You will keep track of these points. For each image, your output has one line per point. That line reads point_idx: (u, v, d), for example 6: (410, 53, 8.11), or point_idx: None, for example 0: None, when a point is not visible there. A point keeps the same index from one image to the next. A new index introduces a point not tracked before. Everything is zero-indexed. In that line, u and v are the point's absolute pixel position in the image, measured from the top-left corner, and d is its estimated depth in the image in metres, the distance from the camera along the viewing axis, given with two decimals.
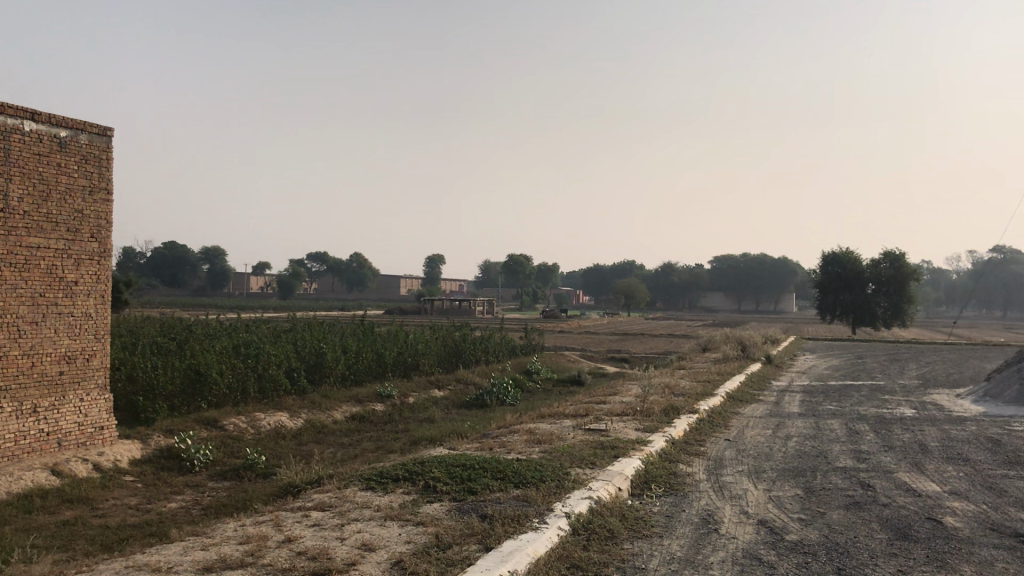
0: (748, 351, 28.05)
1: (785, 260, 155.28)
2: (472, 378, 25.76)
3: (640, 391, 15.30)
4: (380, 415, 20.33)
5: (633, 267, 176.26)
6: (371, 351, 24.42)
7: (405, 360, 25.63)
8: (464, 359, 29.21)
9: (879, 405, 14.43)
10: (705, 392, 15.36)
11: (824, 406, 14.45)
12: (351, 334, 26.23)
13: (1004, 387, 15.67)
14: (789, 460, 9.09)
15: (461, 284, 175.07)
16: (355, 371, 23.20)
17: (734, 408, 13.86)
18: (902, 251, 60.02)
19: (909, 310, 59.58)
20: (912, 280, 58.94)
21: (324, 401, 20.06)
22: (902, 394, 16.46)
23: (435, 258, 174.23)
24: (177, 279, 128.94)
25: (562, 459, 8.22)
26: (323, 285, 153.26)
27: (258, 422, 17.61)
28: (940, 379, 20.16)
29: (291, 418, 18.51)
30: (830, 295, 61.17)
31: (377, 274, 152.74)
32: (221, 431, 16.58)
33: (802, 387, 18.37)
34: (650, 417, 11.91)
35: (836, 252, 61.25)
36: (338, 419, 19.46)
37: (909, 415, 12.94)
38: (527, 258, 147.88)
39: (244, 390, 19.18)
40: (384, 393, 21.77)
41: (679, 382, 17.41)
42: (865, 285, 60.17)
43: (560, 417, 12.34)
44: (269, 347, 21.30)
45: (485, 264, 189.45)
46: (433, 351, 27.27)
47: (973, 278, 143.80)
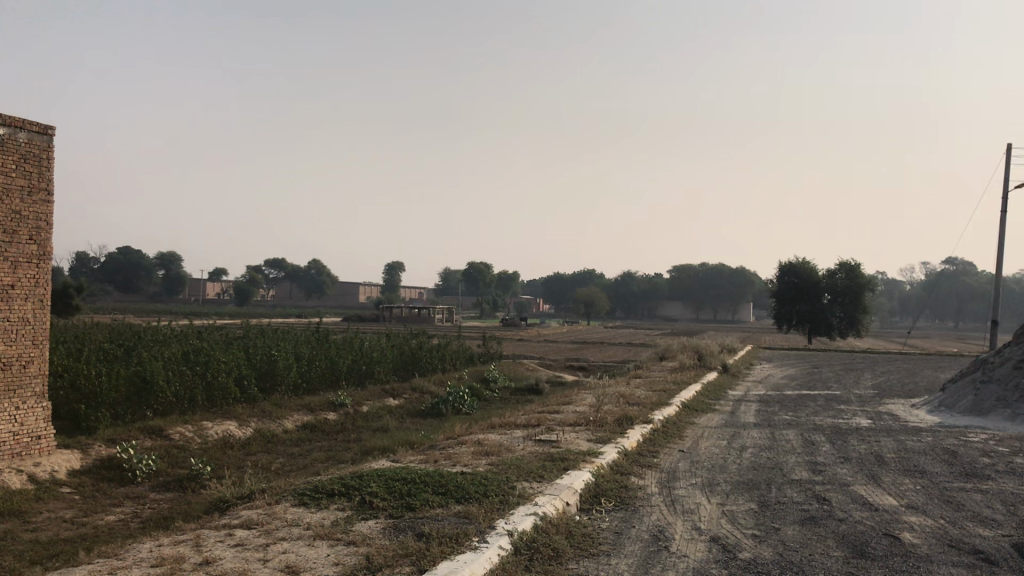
0: (705, 360, 28.03)
1: (743, 270, 156.80)
2: (428, 387, 25.42)
3: (594, 400, 15.11)
4: (333, 425, 19.92)
5: (593, 276, 176.84)
6: (324, 360, 23.98)
7: (360, 368, 25.22)
8: (420, 368, 28.85)
9: (834, 415, 14.39)
10: (661, 402, 15.21)
11: (780, 416, 14.35)
12: (304, 341, 25.75)
13: (958, 397, 15.76)
14: (743, 473, 8.91)
15: (421, 292, 174.20)
16: (308, 379, 22.76)
17: (689, 419, 13.71)
18: (858, 261, 60.72)
19: (863, 320, 60.26)
20: (866, 290, 59.68)
21: (275, 410, 19.60)
22: (858, 404, 16.46)
23: (395, 266, 173.37)
24: (130, 284, 126.55)
25: (509, 473, 7.97)
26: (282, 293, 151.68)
27: (205, 432, 17.12)
28: (895, 388, 20.24)
29: (240, 428, 18.04)
30: (787, 304, 61.61)
31: (336, 282, 151.49)
32: (165, 441, 16.06)
33: (758, 396, 18.32)
34: (603, 428, 11.70)
35: (793, 262, 61.78)
36: (289, 428, 19.03)
37: (865, 425, 12.90)
38: (487, 266, 147.54)
39: (192, 398, 18.66)
40: (337, 402, 21.35)
41: (634, 391, 17.24)
42: (821, 295, 60.72)
43: (512, 428, 12.10)
44: (220, 354, 20.79)
45: (446, 272, 188.78)
46: (388, 359, 26.90)
47: (926, 288, 146.28)
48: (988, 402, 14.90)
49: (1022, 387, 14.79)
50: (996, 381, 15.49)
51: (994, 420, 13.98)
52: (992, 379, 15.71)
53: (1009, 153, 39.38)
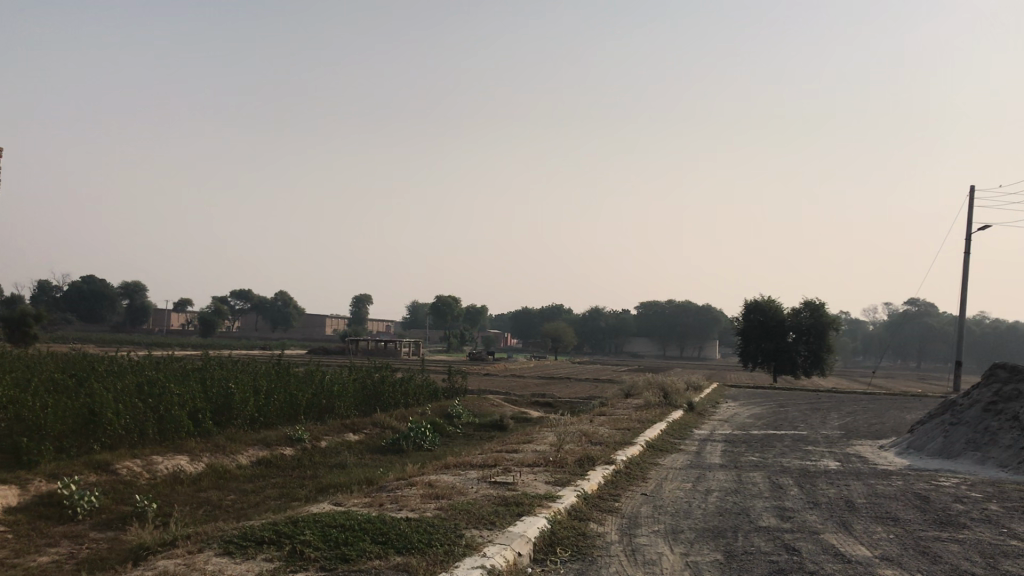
0: (670, 398, 27.62)
1: (710, 308, 157.65)
2: (389, 422, 24.87)
3: (555, 438, 14.71)
4: (289, 461, 19.30)
5: (561, 310, 176.89)
6: (283, 394, 23.38)
7: (319, 403, 24.62)
8: (381, 403, 28.23)
9: (801, 456, 14.10)
10: (624, 441, 14.85)
11: (747, 456, 13.99)
12: (263, 374, 25.11)
13: (927, 439, 15.50)
14: (708, 519, 8.53)
15: (388, 325, 173.11)
16: (265, 413, 22.12)
17: (653, 459, 13.35)
18: (822, 300, 61.13)
19: (828, 359, 60.48)
20: (831, 329, 60.02)
21: (229, 444, 18.97)
22: (826, 445, 16.16)
23: (362, 298, 172.45)
24: (93, 313, 124.69)
25: (458, 519, 7.54)
26: (247, 323, 150.28)
27: (154, 467, 16.47)
28: (862, 429, 19.97)
29: (191, 462, 17.39)
30: (752, 342, 61.65)
31: (302, 313, 150.21)
32: (111, 476, 15.41)
33: (724, 435, 17.99)
34: (563, 469, 11.31)
35: (759, 300, 61.88)
36: (243, 464, 18.39)
37: (833, 468, 12.61)
38: (455, 299, 147.05)
39: (142, 431, 17.98)
40: (294, 436, 20.75)
41: (598, 429, 16.84)
42: (787, 333, 60.87)
43: (468, 468, 11.68)
44: (174, 386, 20.14)
45: (413, 305, 187.87)
46: (349, 393, 26.30)
47: (889, 328, 147.81)
48: (957, 445, 14.70)
49: (991, 430, 14.65)
50: (965, 425, 15.33)
51: (965, 463, 13.75)
52: (961, 422, 15.55)
53: (972, 196, 39.80)
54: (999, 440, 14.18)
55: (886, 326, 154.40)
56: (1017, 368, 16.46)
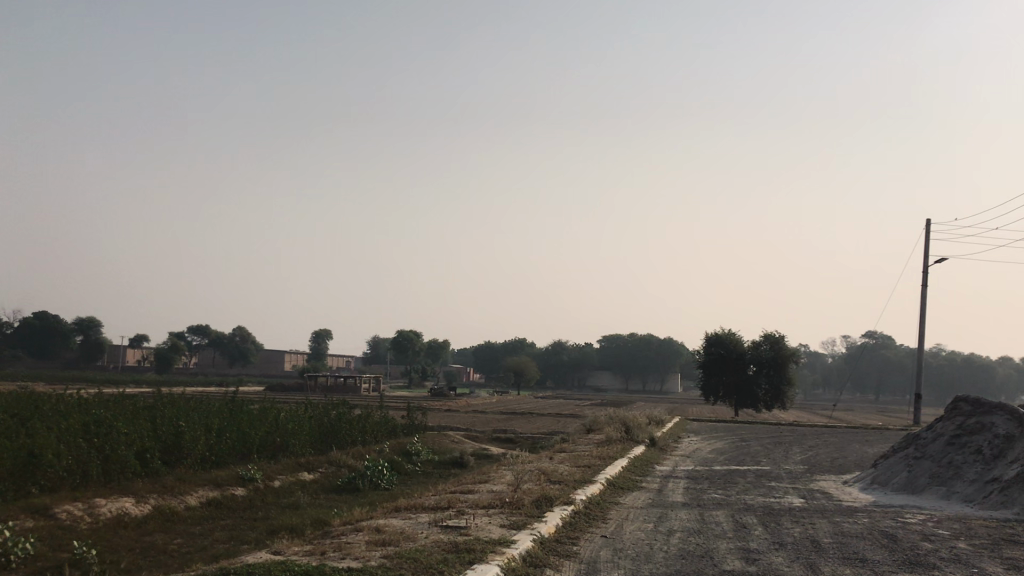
0: (631, 433, 27.30)
1: (671, 342, 158.21)
2: (346, 461, 24.30)
3: (512, 478, 14.34)
4: (240, 501, 18.66)
5: (523, 344, 176.44)
6: (236, 431, 22.76)
7: (273, 441, 23.99)
8: (338, 441, 27.62)
9: (764, 493, 13.85)
10: (584, 479, 14.52)
11: (709, 494, 13.73)
12: (215, 411, 24.46)
13: (890, 474, 15.37)
14: (670, 563, 8.23)
15: (348, 360, 171.34)
16: (217, 452, 21.47)
17: (614, 498, 13.04)
18: (782, 333, 61.38)
19: (788, 392, 60.67)
20: (791, 361, 60.22)
21: (177, 484, 18.31)
22: (789, 480, 15.96)
23: (323, 333, 170.78)
24: (46, 350, 121.94)
25: (406, 568, 7.15)
26: (204, 360, 148.05)
27: (97, 510, 15.80)
28: (824, 464, 19.82)
29: (137, 505, 16.71)
30: (713, 376, 61.70)
31: (260, 349, 148.24)
32: (49, 521, 14.73)
33: (686, 472, 17.74)
34: (520, 510, 10.96)
35: (719, 333, 62.01)
36: (193, 505, 17.75)
37: (796, 505, 12.37)
38: (417, 333, 146.04)
39: (85, 473, 17.30)
40: (246, 476, 20.12)
41: (557, 467, 16.49)
42: (747, 366, 60.97)
43: (420, 511, 11.31)
44: (122, 425, 19.45)
45: (375, 341, 186.45)
46: (305, 431, 25.68)
47: (847, 360, 149.33)
48: (921, 480, 14.58)
49: (955, 464, 14.56)
50: (929, 458, 15.24)
51: (929, 499, 13.61)
52: (924, 456, 15.45)
53: (928, 229, 40.34)
54: (964, 475, 14.08)
55: (845, 359, 155.98)
56: (979, 401, 16.43)
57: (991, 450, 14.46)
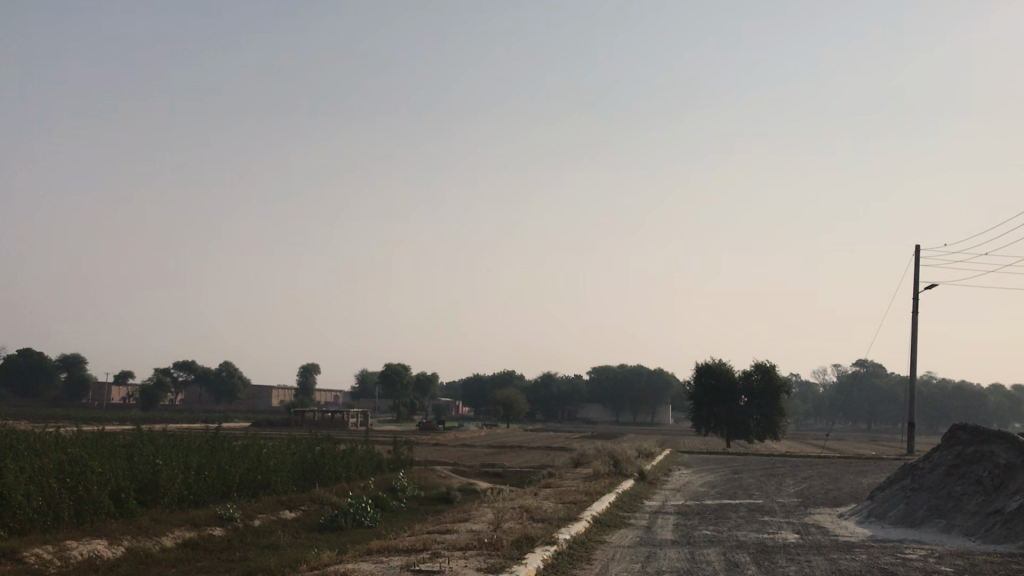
0: (620, 467, 26.81)
1: (661, 373, 157.73)
2: (328, 498, 23.73)
3: (494, 516, 13.91)
4: (218, 542, 18.06)
5: (512, 377, 175.45)
6: (215, 468, 22.17)
7: (254, 478, 23.42)
8: (321, 478, 27.02)
9: (757, 528, 13.42)
10: (570, 516, 14.06)
11: (700, 530, 13.31)
12: (194, 448, 23.83)
13: (888, 506, 14.93)
14: None
15: (336, 394, 170.01)
16: (195, 491, 20.89)
17: (599, 536, 12.63)
18: (772, 363, 61.01)
19: (780, 423, 60.22)
20: (781, 392, 59.87)
21: (153, 525, 17.72)
22: (784, 514, 15.49)
23: (310, 368, 169.62)
24: (31, 389, 120.27)
25: None
26: (191, 396, 146.86)
27: (68, 553, 15.23)
28: (820, 496, 19.32)
29: (109, 547, 16.13)
30: (705, 407, 61.26)
31: (246, 384, 146.98)
32: (16, 565, 14.15)
33: (677, 507, 17.27)
34: (500, 552, 10.53)
35: (709, 363, 61.63)
36: (168, 546, 17.16)
37: (791, 541, 11.93)
38: (405, 367, 144.79)
39: (56, 515, 16.74)
40: (225, 515, 19.53)
41: (542, 503, 16.02)
42: (738, 397, 60.63)
43: (393, 555, 10.93)
44: (97, 463, 18.86)
45: (363, 375, 185.18)
46: (286, 468, 25.09)
47: (839, 390, 148.88)
48: (920, 512, 14.17)
49: (954, 496, 14.16)
50: (927, 490, 14.84)
51: (928, 532, 13.18)
52: (923, 487, 15.04)
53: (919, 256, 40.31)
54: (965, 507, 13.70)
55: (836, 389, 155.54)
56: (978, 429, 16.04)
57: (992, 481, 14.08)
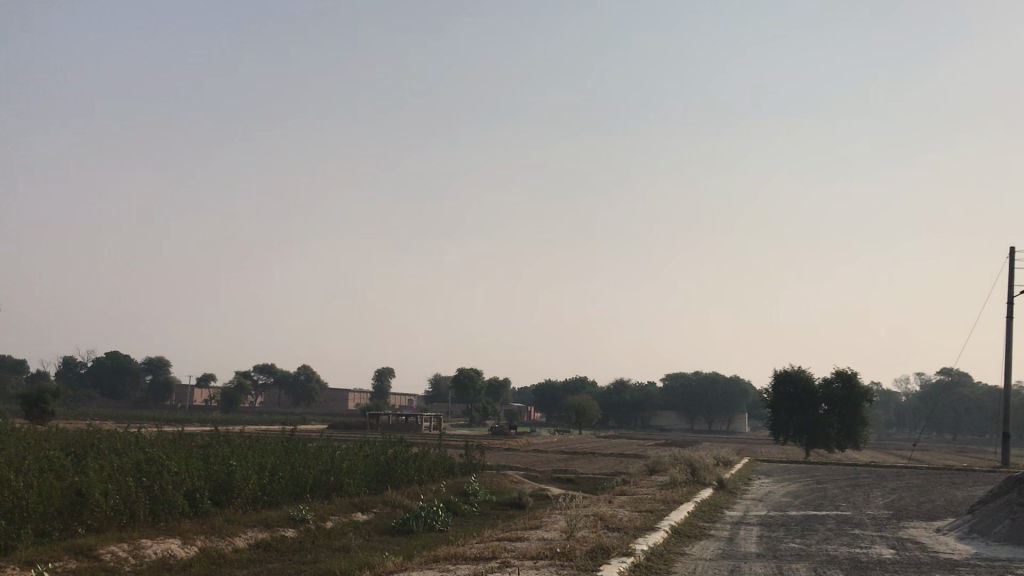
0: (697, 475, 26.06)
1: (738, 381, 154.94)
2: (400, 501, 23.60)
3: (566, 524, 13.52)
4: (290, 543, 18.02)
5: (585, 382, 174.22)
6: (289, 470, 22.23)
7: (327, 480, 23.44)
8: (393, 481, 26.87)
9: (847, 542, 12.73)
10: (648, 526, 13.58)
11: (786, 543, 12.66)
12: (270, 449, 24.00)
13: (990, 522, 14.03)
14: None
15: (410, 398, 171.38)
16: (268, 492, 20.95)
17: (679, 547, 12.14)
18: (854, 371, 59.12)
19: (862, 432, 58.31)
20: (863, 401, 58.01)
21: (227, 525, 17.75)
22: (875, 528, 14.72)
23: (386, 371, 171.26)
24: (116, 390, 125.71)
25: None
26: (269, 398, 149.89)
27: (142, 552, 15.29)
28: (913, 509, 18.37)
29: (183, 546, 16.17)
30: (783, 416, 59.75)
31: (323, 387, 149.24)
32: (93, 562, 14.25)
33: (758, 517, 16.67)
34: (574, 561, 10.15)
35: (788, 371, 60.10)
36: (240, 547, 17.15)
37: (887, 557, 11.20)
38: (478, 371, 144.85)
39: (133, 514, 16.85)
40: (297, 516, 19.52)
41: (617, 512, 15.62)
42: (818, 405, 58.96)
43: (461, 563, 10.60)
44: (173, 463, 18.97)
45: (437, 380, 186.37)
46: (360, 470, 25.13)
47: (923, 399, 143.82)
48: None
49: None
50: None
51: None
52: None
53: (1012, 260, 38.63)
54: None
55: (920, 398, 150.31)
56: None
57: None
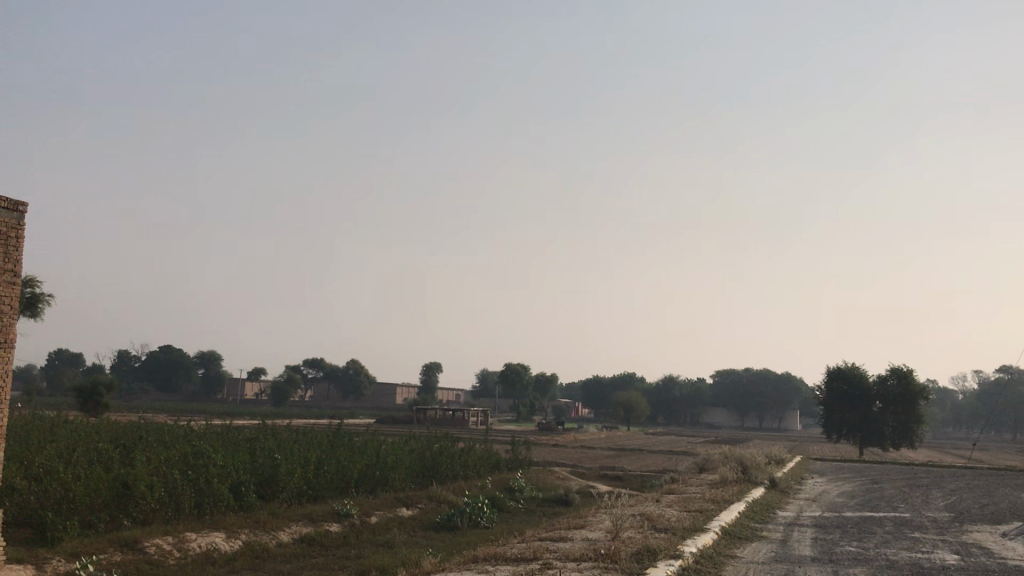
0: (749, 473, 25.52)
1: (789, 378, 152.72)
2: (445, 497, 23.42)
3: (613, 523, 13.20)
4: (333, 538, 17.91)
5: (633, 379, 173.15)
6: (334, 464, 22.17)
7: (373, 475, 23.37)
8: (438, 476, 26.75)
9: (908, 546, 12.21)
10: (697, 526, 13.19)
11: (843, 546, 12.18)
12: (316, 443, 24.00)
13: None
14: None
15: (457, 393, 171.95)
16: (314, 487, 20.92)
17: (730, 549, 11.77)
18: (910, 368, 57.75)
19: (918, 431, 56.89)
20: (920, 399, 56.60)
21: (271, 520, 17.70)
22: (935, 531, 14.15)
23: (433, 366, 171.94)
24: (169, 383, 127.84)
25: None
26: (318, 393, 151.29)
27: (187, 545, 15.28)
28: (975, 512, 17.69)
29: (227, 540, 16.13)
30: (835, 413, 58.61)
31: (372, 382, 150.18)
32: (137, 555, 14.25)
33: (812, 518, 16.21)
34: (621, 563, 9.83)
35: (842, 367, 58.98)
36: (284, 541, 17.09)
37: (950, 564, 10.68)
38: (525, 366, 144.49)
39: (178, 506, 16.89)
40: (342, 511, 19.45)
41: (665, 511, 15.28)
42: (872, 403, 57.71)
43: (502, 564, 10.33)
44: (220, 456, 18.98)
45: (484, 375, 186.64)
46: (404, 464, 25.04)
47: (981, 398, 140.48)
48: None
49: None
50: None
51: None
52: None
53: None
54: None
55: (979, 397, 146.77)
56: None
57: None
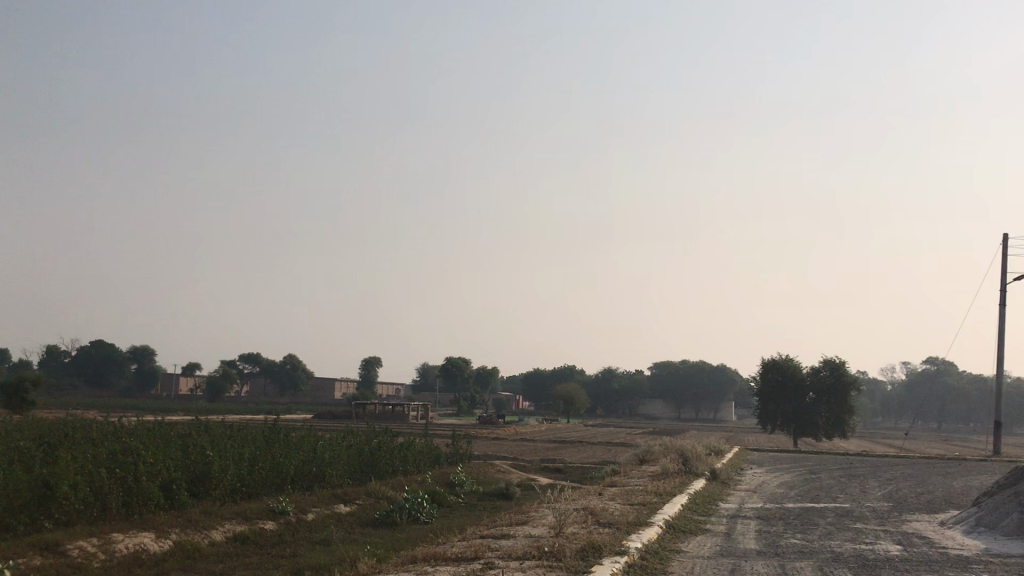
0: (689, 465, 25.58)
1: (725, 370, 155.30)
2: (384, 492, 23.04)
3: (555, 519, 12.99)
4: (269, 536, 17.46)
5: (573, 371, 174.12)
6: (269, 460, 21.61)
7: (310, 471, 22.89)
8: (376, 471, 26.34)
9: (851, 538, 12.24)
10: (640, 521, 13.06)
11: (787, 539, 12.17)
12: (250, 439, 23.42)
13: (998, 515, 13.56)
14: None
15: (397, 387, 170.92)
16: (248, 483, 20.37)
17: (675, 543, 11.65)
18: (842, 359, 58.88)
19: (849, 421, 58.20)
20: (851, 390, 57.73)
21: (203, 518, 17.15)
22: (876, 521, 14.26)
23: (372, 361, 170.46)
24: (101, 378, 124.42)
25: None
26: (255, 388, 149.07)
27: (113, 546, 14.66)
28: (912, 501, 17.94)
29: (156, 540, 15.57)
30: (770, 404, 59.47)
31: (310, 376, 148.16)
32: (59, 559, 13.62)
33: (754, 510, 16.25)
34: (564, 562, 9.64)
35: (776, 359, 59.96)
36: (217, 541, 16.60)
37: (894, 555, 10.69)
38: (467, 360, 143.84)
39: (105, 506, 16.25)
40: (278, 509, 18.95)
41: (607, 505, 15.15)
42: (805, 394, 58.64)
43: (441, 565, 10.02)
44: (149, 453, 18.34)
45: (424, 369, 185.80)
46: (342, 459, 24.55)
47: (908, 388, 144.68)
48: None
49: None
50: None
51: None
52: None
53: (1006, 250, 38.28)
54: None
55: (906, 386, 151.17)
56: None
57: None
